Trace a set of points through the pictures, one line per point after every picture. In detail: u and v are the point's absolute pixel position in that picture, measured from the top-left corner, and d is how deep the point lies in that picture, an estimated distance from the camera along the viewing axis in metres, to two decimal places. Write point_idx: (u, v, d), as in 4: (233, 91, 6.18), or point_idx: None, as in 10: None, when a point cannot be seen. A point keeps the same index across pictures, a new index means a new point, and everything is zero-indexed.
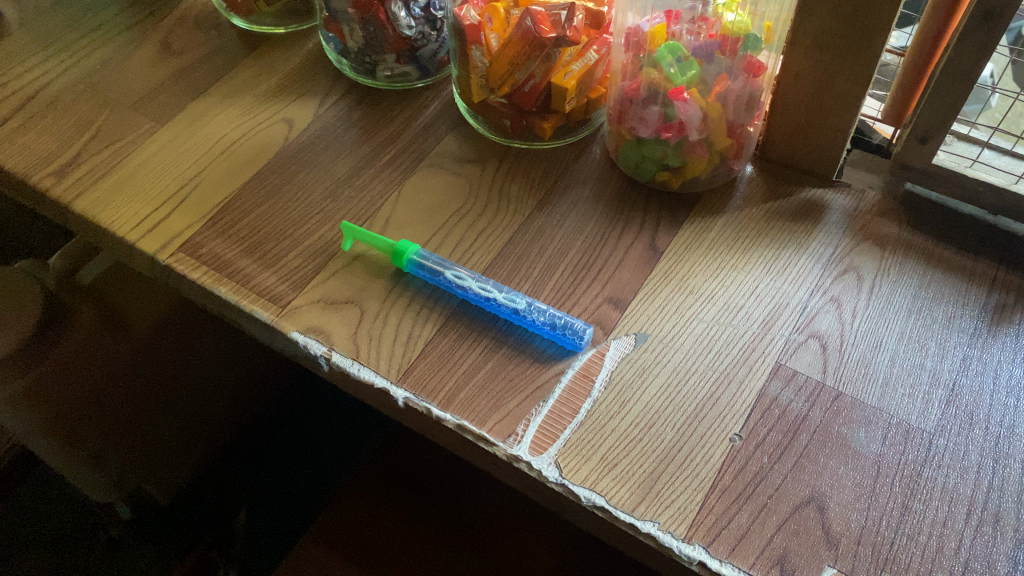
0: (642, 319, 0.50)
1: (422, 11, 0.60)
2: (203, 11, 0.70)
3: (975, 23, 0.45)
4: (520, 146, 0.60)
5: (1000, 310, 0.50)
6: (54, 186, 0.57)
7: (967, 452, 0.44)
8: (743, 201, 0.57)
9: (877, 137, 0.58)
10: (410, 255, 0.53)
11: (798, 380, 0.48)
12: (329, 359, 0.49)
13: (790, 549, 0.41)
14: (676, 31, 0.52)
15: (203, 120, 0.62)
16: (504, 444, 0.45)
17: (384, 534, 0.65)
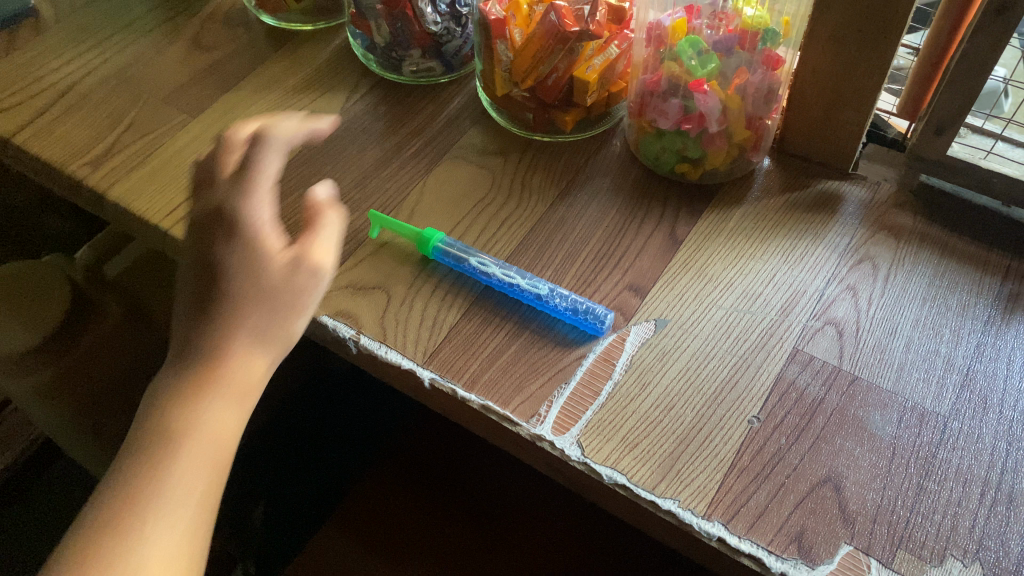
0: (662, 305, 0.52)
1: (448, 7, 0.62)
2: (233, 9, 0.72)
3: (989, 17, 0.46)
4: (542, 139, 0.61)
5: (1013, 298, 0.51)
6: (90, 175, 0.59)
7: (980, 435, 0.45)
8: (761, 192, 0.58)
9: (892, 130, 0.61)
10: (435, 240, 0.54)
11: (815, 365, 0.49)
12: (358, 342, 0.50)
13: (807, 527, 0.42)
14: (697, 25, 0.54)
15: (234, 113, 0.63)
16: (528, 424, 0.47)
17: (406, 518, 0.66)
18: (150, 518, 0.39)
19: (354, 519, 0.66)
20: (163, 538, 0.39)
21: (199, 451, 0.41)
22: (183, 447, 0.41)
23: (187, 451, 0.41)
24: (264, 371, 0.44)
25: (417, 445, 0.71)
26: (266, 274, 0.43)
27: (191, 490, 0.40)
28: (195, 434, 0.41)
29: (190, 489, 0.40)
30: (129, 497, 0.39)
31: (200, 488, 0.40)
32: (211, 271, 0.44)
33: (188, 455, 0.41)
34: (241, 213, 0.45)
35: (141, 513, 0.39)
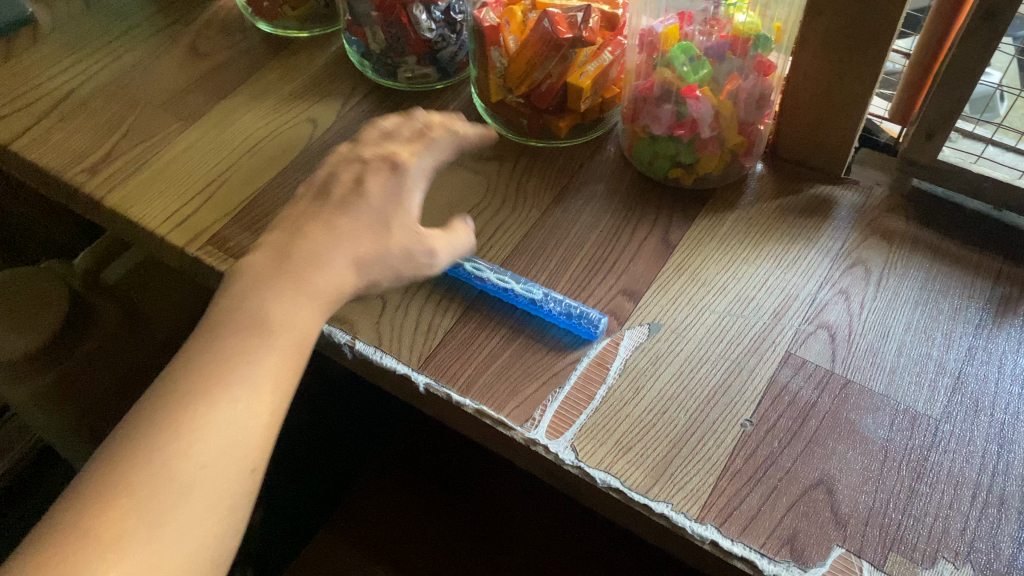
0: (655, 309, 0.52)
1: (442, 14, 0.61)
2: (229, 16, 0.72)
3: (978, 22, 0.47)
4: (537, 144, 0.62)
5: (1005, 301, 0.51)
6: (87, 182, 0.59)
7: (972, 438, 0.46)
8: (753, 197, 0.58)
9: (884, 136, 0.59)
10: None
11: (807, 368, 0.49)
12: (353, 347, 0.51)
13: (799, 529, 0.42)
14: (689, 32, 0.54)
15: (231, 119, 0.64)
16: (522, 428, 0.47)
17: (402, 523, 0.66)
18: (233, 393, 0.38)
19: (352, 522, 0.66)
20: (244, 426, 0.38)
21: (283, 347, 0.40)
22: (268, 344, 0.40)
23: (274, 345, 0.40)
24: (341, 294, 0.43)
25: (414, 450, 0.71)
26: (396, 230, 0.45)
27: (272, 384, 0.39)
28: (283, 328, 0.40)
29: (270, 382, 0.39)
30: (213, 368, 0.38)
31: (280, 384, 0.40)
32: (360, 192, 0.46)
33: (275, 346, 0.40)
34: (412, 160, 0.48)
35: (223, 394, 0.38)
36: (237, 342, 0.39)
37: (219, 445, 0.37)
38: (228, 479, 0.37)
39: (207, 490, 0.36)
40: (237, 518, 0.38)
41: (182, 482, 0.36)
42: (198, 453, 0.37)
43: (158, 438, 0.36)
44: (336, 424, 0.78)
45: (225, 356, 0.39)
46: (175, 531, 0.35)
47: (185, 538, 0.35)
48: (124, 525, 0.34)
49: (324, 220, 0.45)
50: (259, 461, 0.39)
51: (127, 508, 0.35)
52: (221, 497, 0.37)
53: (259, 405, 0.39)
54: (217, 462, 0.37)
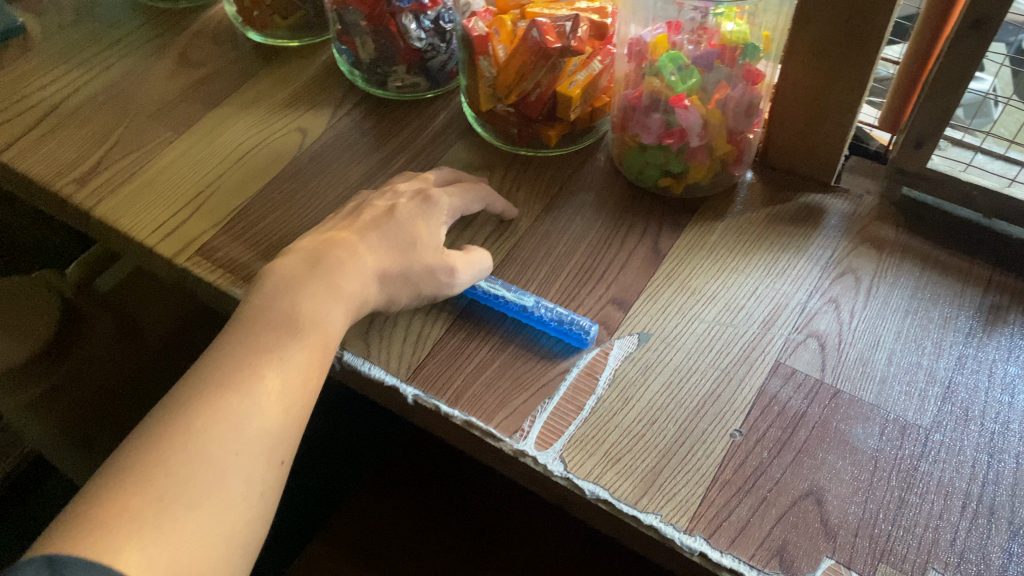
0: (645, 319, 0.52)
1: (432, 24, 0.61)
2: (220, 26, 0.72)
3: (965, 31, 0.47)
4: (527, 153, 0.62)
5: (995, 310, 0.51)
6: (76, 193, 0.59)
7: (962, 447, 0.45)
8: (743, 206, 0.58)
9: (875, 143, 0.61)
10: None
11: (797, 378, 0.49)
12: (340, 358, 0.50)
13: (788, 541, 0.42)
14: (677, 41, 0.54)
15: (221, 129, 0.64)
16: (511, 439, 0.47)
17: (394, 534, 0.66)
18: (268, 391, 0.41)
19: (345, 534, 0.66)
20: (274, 417, 0.41)
21: (313, 347, 0.43)
22: (298, 343, 0.43)
23: (304, 343, 0.43)
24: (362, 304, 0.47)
25: (407, 462, 0.71)
26: (420, 250, 0.49)
27: (302, 381, 0.43)
28: (313, 328, 0.44)
29: (298, 377, 0.42)
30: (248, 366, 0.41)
31: (307, 381, 0.43)
32: (390, 215, 0.50)
33: (305, 344, 0.43)
34: (443, 195, 0.53)
35: (256, 386, 0.41)
36: (271, 342, 0.43)
37: (252, 434, 0.40)
38: (261, 466, 0.39)
39: (241, 475, 0.39)
40: (265, 505, 0.40)
41: (219, 465, 0.38)
42: (231, 438, 0.39)
43: (197, 424, 0.39)
44: (334, 433, 0.76)
45: (258, 357, 0.42)
46: (210, 511, 0.37)
47: (219, 517, 0.37)
48: (163, 503, 0.36)
49: (353, 236, 0.49)
50: (287, 453, 0.41)
51: (167, 488, 0.37)
52: (253, 483, 0.39)
53: (289, 400, 0.42)
54: (250, 449, 0.39)
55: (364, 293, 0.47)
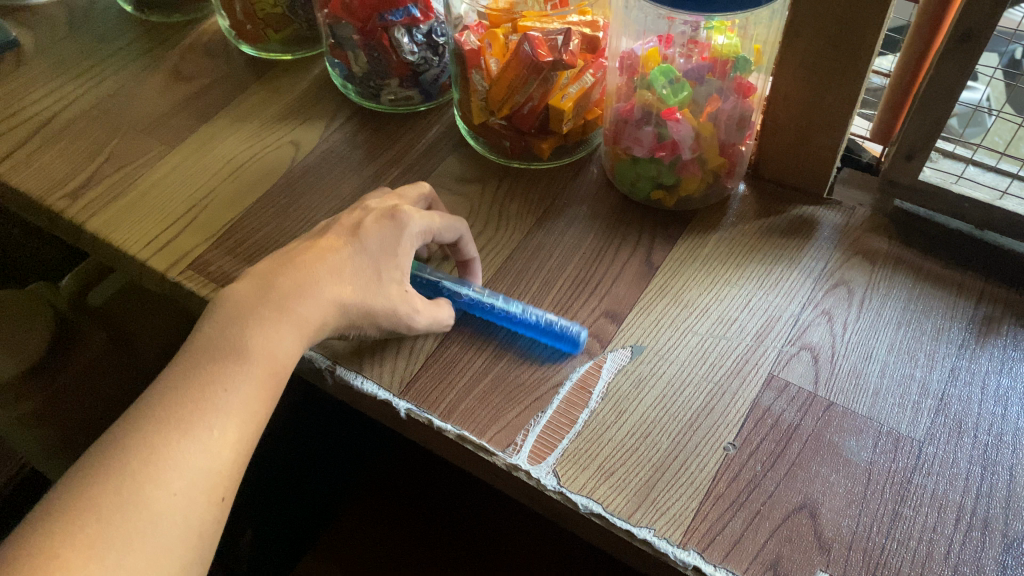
0: (638, 332, 0.52)
1: (424, 37, 0.62)
2: (213, 39, 0.73)
3: (954, 44, 0.47)
4: (519, 166, 0.62)
5: (987, 321, 0.51)
6: (68, 207, 0.59)
7: (955, 460, 0.45)
8: (736, 218, 0.58)
9: (866, 154, 0.60)
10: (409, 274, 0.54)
11: (790, 391, 0.49)
12: (333, 372, 0.50)
13: (782, 554, 0.42)
14: (669, 55, 0.54)
15: (214, 142, 0.64)
16: (504, 453, 0.47)
17: (389, 545, 0.66)
18: (210, 429, 0.40)
19: (339, 553, 0.66)
20: (217, 454, 0.40)
21: (261, 377, 0.43)
22: (247, 374, 0.42)
23: (251, 374, 0.42)
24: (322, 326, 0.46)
25: (402, 475, 0.71)
26: (386, 286, 0.48)
27: (250, 413, 0.42)
28: (262, 358, 0.43)
29: (246, 411, 0.42)
30: (189, 403, 0.40)
31: (255, 412, 0.42)
32: (354, 237, 0.48)
33: (252, 374, 0.42)
34: (412, 211, 0.50)
35: (200, 423, 0.40)
36: (217, 375, 0.41)
37: (192, 474, 0.39)
38: (199, 507, 0.39)
39: (177, 519, 0.38)
40: (204, 547, 0.39)
41: (153, 509, 0.37)
42: (168, 481, 0.38)
43: (134, 465, 0.38)
44: (325, 442, 0.75)
45: (205, 390, 0.41)
46: (143, 558, 0.37)
47: (153, 563, 0.37)
48: (95, 551, 0.36)
49: (317, 254, 0.47)
50: (228, 489, 0.40)
51: (99, 535, 0.36)
52: (192, 524, 0.38)
53: (235, 433, 0.41)
54: (190, 490, 0.39)
55: (343, 317, 0.46)
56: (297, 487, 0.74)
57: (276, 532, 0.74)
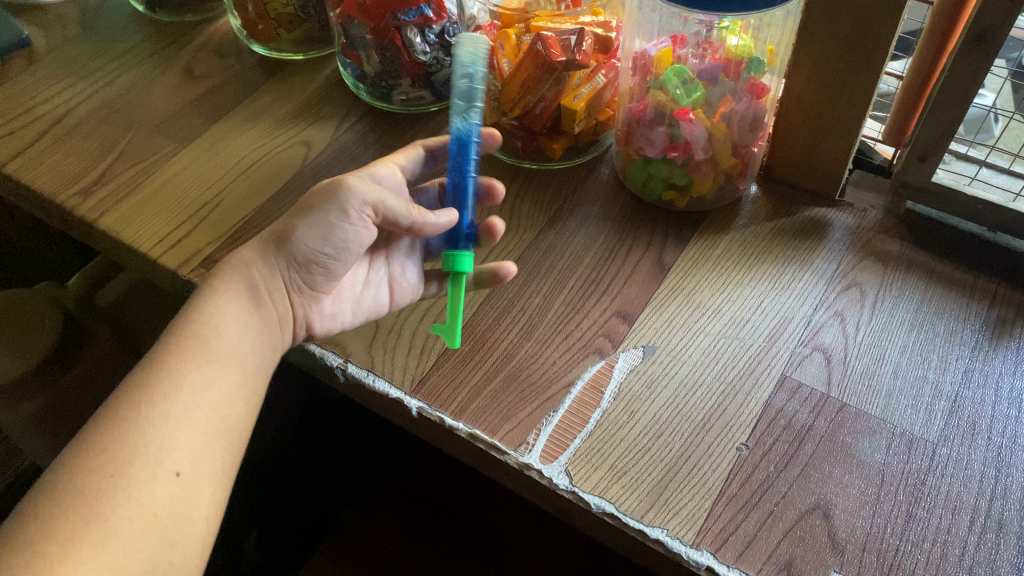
0: (650, 332, 0.52)
1: (437, 37, 0.61)
2: (224, 39, 0.73)
3: (969, 46, 0.47)
4: (530, 166, 0.62)
5: (1001, 323, 0.51)
6: (80, 205, 0.59)
7: (969, 461, 0.45)
8: (748, 220, 0.58)
9: (878, 157, 0.60)
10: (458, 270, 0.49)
11: (803, 391, 0.49)
12: (345, 370, 0.51)
13: (796, 555, 0.42)
14: (682, 55, 0.54)
15: (226, 141, 0.64)
16: (516, 452, 0.46)
17: (392, 545, 0.66)
18: (136, 408, 0.42)
19: (344, 551, 0.65)
20: (152, 430, 0.41)
21: (186, 351, 0.44)
22: (171, 352, 0.44)
23: (176, 351, 0.44)
24: (249, 274, 0.48)
25: (411, 475, 0.71)
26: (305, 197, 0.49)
27: (181, 385, 0.43)
28: (186, 331, 0.45)
29: (180, 385, 0.43)
30: (121, 392, 0.43)
31: (186, 385, 0.43)
32: None
33: (177, 354, 0.44)
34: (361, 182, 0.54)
35: (129, 407, 0.42)
36: (142, 361, 0.44)
37: (130, 454, 0.40)
38: (144, 482, 0.40)
39: (119, 498, 0.39)
40: (162, 526, 0.40)
41: (93, 491, 0.39)
42: (101, 465, 0.40)
43: (73, 459, 0.40)
44: (333, 442, 0.74)
45: (135, 379, 0.43)
46: (89, 546, 0.38)
47: (101, 550, 0.38)
48: (37, 547, 0.37)
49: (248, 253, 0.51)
50: (185, 463, 0.42)
51: (39, 530, 0.38)
52: (140, 503, 0.40)
53: (168, 405, 0.42)
54: (130, 469, 0.40)
55: (271, 243, 0.48)
56: (310, 489, 0.74)
57: (284, 536, 0.74)
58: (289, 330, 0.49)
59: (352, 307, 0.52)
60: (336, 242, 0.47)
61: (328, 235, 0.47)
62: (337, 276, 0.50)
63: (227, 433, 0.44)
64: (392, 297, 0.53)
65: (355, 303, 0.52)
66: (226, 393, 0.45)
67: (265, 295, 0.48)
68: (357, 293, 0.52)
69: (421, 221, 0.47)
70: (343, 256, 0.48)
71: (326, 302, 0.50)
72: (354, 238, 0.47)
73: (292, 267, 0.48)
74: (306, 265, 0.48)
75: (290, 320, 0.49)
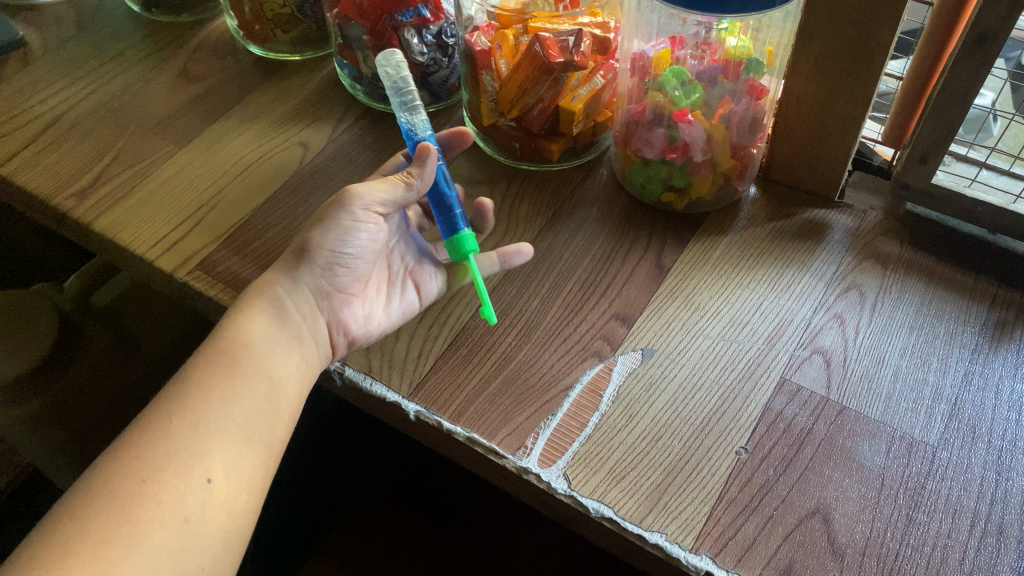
0: (648, 335, 0.51)
1: (433, 38, 0.61)
2: (221, 39, 0.72)
3: (971, 47, 0.47)
4: (528, 167, 0.62)
5: (1001, 325, 0.51)
6: (75, 207, 0.58)
7: (970, 465, 0.45)
8: (746, 221, 0.58)
9: (877, 158, 0.60)
10: (468, 250, 0.50)
11: (803, 395, 0.48)
12: (342, 373, 0.50)
13: (796, 559, 0.42)
14: (681, 56, 0.54)
15: (222, 142, 0.63)
16: (514, 456, 0.46)
17: (387, 550, 0.65)
18: (169, 419, 0.43)
19: (343, 553, 0.65)
20: (183, 439, 0.43)
21: (214, 365, 0.46)
22: (199, 367, 0.46)
23: (204, 363, 0.46)
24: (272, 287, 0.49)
25: (408, 477, 0.70)
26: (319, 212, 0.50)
27: (209, 396, 0.45)
28: (212, 345, 0.46)
29: (207, 397, 0.44)
30: (151, 407, 0.44)
31: (215, 396, 0.45)
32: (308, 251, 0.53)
33: (203, 364, 0.46)
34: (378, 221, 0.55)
35: (160, 418, 0.43)
36: (170, 381, 0.46)
37: (162, 462, 0.42)
38: (175, 489, 0.41)
39: (152, 502, 0.40)
40: (195, 529, 0.41)
41: (126, 495, 0.40)
42: (134, 470, 0.41)
43: (107, 466, 0.42)
44: (332, 447, 0.73)
45: (166, 393, 0.45)
46: (121, 545, 0.39)
47: (132, 549, 0.39)
48: (72, 546, 0.38)
49: None
50: (216, 471, 0.43)
51: (75, 531, 0.39)
52: (171, 508, 0.41)
53: (197, 415, 0.44)
54: (162, 476, 0.41)
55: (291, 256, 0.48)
56: (308, 494, 0.73)
57: (286, 543, 0.73)
58: (324, 336, 0.49)
59: (383, 310, 0.52)
60: (355, 244, 0.48)
61: (345, 238, 0.48)
62: (361, 275, 0.50)
63: (259, 440, 0.45)
64: (420, 296, 0.53)
65: (384, 305, 0.52)
66: (256, 403, 0.45)
67: (292, 309, 0.48)
68: (383, 298, 0.52)
69: (424, 178, 0.48)
70: (364, 255, 0.49)
71: (356, 304, 0.51)
72: (370, 237, 0.49)
73: (316, 275, 0.48)
74: (328, 268, 0.48)
75: (323, 327, 0.49)
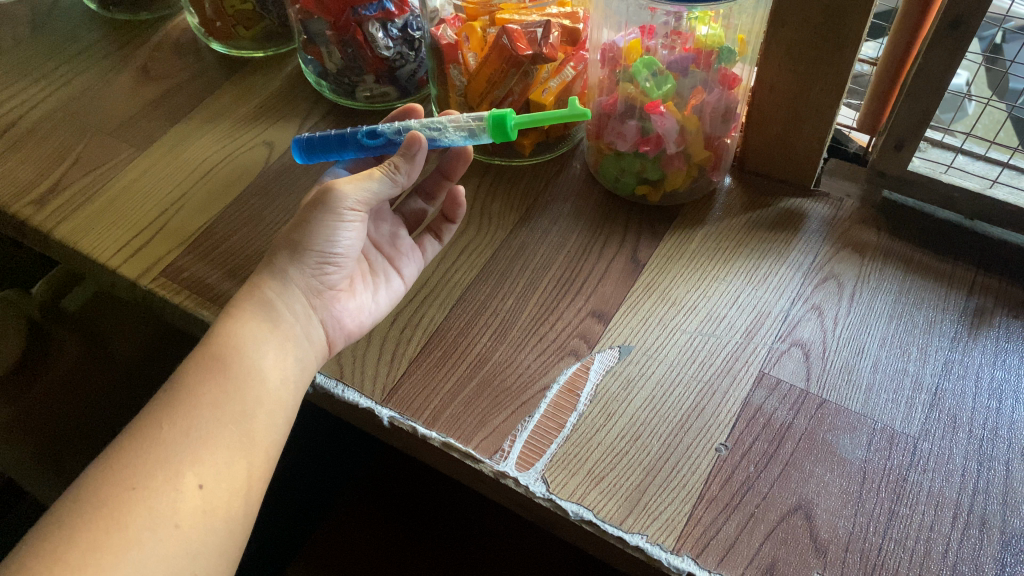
0: (625, 332, 0.51)
1: (399, 32, 0.60)
2: (182, 37, 0.71)
3: (944, 32, 0.46)
4: (501, 162, 0.61)
5: (979, 313, 0.51)
6: (34, 215, 0.56)
7: (951, 455, 0.44)
8: (721, 213, 0.57)
9: (853, 145, 0.60)
10: (511, 123, 0.48)
11: (782, 388, 0.48)
12: (313, 381, 0.49)
13: (779, 557, 0.41)
14: (652, 46, 0.53)
15: (185, 144, 0.62)
16: (491, 460, 0.45)
17: (368, 554, 0.64)
18: (161, 425, 0.42)
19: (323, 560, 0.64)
20: (175, 444, 0.41)
21: (206, 368, 0.44)
22: (191, 372, 0.44)
23: (190, 371, 0.44)
24: (262, 288, 0.47)
25: (389, 480, 0.70)
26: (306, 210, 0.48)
27: (199, 402, 0.43)
28: (201, 353, 0.45)
29: (198, 400, 0.43)
30: (138, 416, 0.43)
31: (205, 401, 0.43)
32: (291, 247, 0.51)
33: (189, 372, 0.44)
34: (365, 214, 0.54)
35: (151, 423, 0.42)
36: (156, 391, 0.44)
37: (154, 467, 0.40)
38: (165, 494, 0.40)
39: (141, 509, 0.39)
40: (188, 534, 0.40)
41: (115, 502, 0.39)
42: (126, 477, 0.40)
43: (98, 473, 0.40)
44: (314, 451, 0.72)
45: (159, 399, 0.44)
46: (109, 554, 0.38)
47: (121, 557, 0.38)
48: (59, 555, 0.37)
49: None
50: (208, 475, 0.41)
51: (64, 539, 0.38)
52: (161, 513, 0.39)
53: (188, 419, 0.42)
54: (151, 481, 0.40)
55: (283, 258, 0.46)
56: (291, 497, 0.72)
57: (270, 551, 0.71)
58: (317, 335, 0.48)
59: (372, 299, 0.50)
60: (343, 241, 0.46)
61: (334, 236, 0.46)
62: (349, 270, 0.49)
63: (252, 445, 0.43)
64: (403, 279, 0.53)
65: (372, 294, 0.51)
66: (247, 406, 0.44)
67: (283, 311, 0.46)
68: (371, 287, 0.51)
69: (410, 172, 0.47)
70: (351, 250, 0.48)
71: (346, 298, 0.49)
72: (357, 232, 0.47)
73: (306, 274, 0.47)
74: (318, 266, 0.47)
75: (316, 324, 0.48)
